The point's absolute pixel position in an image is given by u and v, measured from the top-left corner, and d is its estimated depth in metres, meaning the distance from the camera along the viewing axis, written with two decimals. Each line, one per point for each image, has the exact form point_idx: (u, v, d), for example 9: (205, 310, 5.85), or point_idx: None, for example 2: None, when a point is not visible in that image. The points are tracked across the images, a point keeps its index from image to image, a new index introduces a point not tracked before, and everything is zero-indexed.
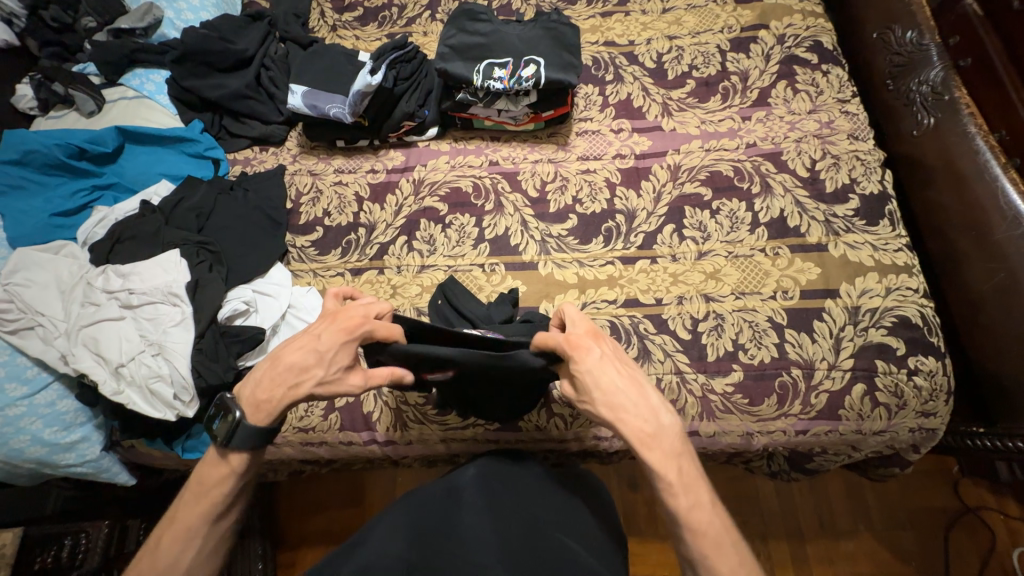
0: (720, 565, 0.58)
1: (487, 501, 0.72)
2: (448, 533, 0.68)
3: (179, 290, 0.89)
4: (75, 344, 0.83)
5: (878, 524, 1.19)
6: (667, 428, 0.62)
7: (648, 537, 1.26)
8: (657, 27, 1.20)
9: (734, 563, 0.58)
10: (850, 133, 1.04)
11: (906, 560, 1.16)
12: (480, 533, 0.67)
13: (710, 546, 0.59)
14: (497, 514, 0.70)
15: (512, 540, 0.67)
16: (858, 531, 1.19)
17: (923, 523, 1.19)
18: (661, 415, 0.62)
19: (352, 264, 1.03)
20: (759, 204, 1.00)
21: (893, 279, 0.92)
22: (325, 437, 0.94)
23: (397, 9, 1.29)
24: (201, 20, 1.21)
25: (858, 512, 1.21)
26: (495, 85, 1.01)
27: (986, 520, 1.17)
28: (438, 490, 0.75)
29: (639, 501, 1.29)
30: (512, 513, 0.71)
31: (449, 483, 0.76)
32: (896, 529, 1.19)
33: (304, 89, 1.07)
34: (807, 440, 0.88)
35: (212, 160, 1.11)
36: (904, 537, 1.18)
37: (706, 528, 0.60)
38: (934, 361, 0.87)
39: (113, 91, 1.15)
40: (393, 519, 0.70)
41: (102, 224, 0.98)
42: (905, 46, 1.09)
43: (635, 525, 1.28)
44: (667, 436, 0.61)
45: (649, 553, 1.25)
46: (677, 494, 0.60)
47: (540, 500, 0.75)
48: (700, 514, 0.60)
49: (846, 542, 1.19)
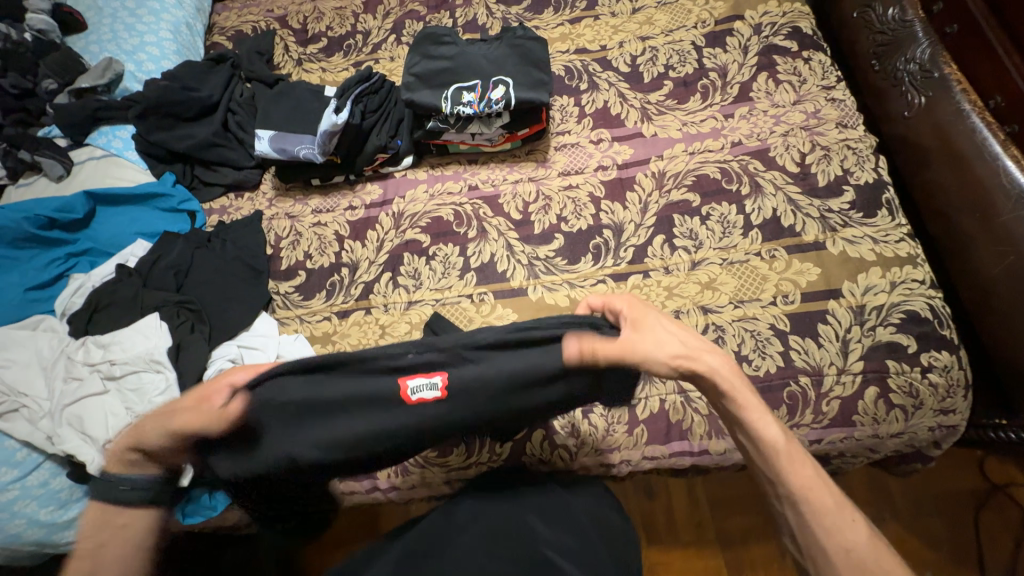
0: (849, 533, 0.57)
1: (480, 522, 0.76)
2: (439, 550, 0.73)
3: (161, 357, 0.86)
4: (60, 425, 0.81)
5: (904, 513, 1.19)
6: (733, 373, 0.66)
7: (671, 546, 1.23)
8: (628, 29, 1.16)
9: (854, 529, 0.57)
10: (839, 121, 1.00)
11: (936, 546, 1.16)
12: (473, 551, 0.72)
13: (832, 522, 0.58)
14: (487, 534, 0.75)
15: (501, 551, 0.72)
16: (885, 520, 1.19)
17: (949, 502, 1.19)
18: (703, 356, 0.66)
19: (338, 306, 1.00)
20: (750, 205, 0.96)
21: (897, 272, 0.88)
22: (326, 489, 0.91)
23: (362, 36, 1.27)
24: (162, 70, 1.19)
25: (883, 502, 1.20)
26: (465, 110, 0.97)
27: (1015, 497, 1.17)
28: (439, 517, 0.78)
29: (659, 509, 1.27)
30: (501, 530, 0.75)
31: (450, 509, 0.79)
32: (925, 516, 1.18)
33: (270, 133, 1.04)
34: (822, 449, 0.85)
35: (187, 213, 1.09)
36: (925, 519, 1.18)
37: (801, 472, 0.60)
38: (949, 356, 0.83)
39: (80, 152, 1.12)
40: (397, 548, 0.75)
41: (79, 293, 0.95)
42: (887, 24, 1.04)
43: (655, 533, 1.25)
44: (733, 378, 0.65)
45: (673, 560, 1.22)
46: (787, 462, 0.61)
47: (537, 509, 0.78)
48: (813, 486, 0.60)
49: None
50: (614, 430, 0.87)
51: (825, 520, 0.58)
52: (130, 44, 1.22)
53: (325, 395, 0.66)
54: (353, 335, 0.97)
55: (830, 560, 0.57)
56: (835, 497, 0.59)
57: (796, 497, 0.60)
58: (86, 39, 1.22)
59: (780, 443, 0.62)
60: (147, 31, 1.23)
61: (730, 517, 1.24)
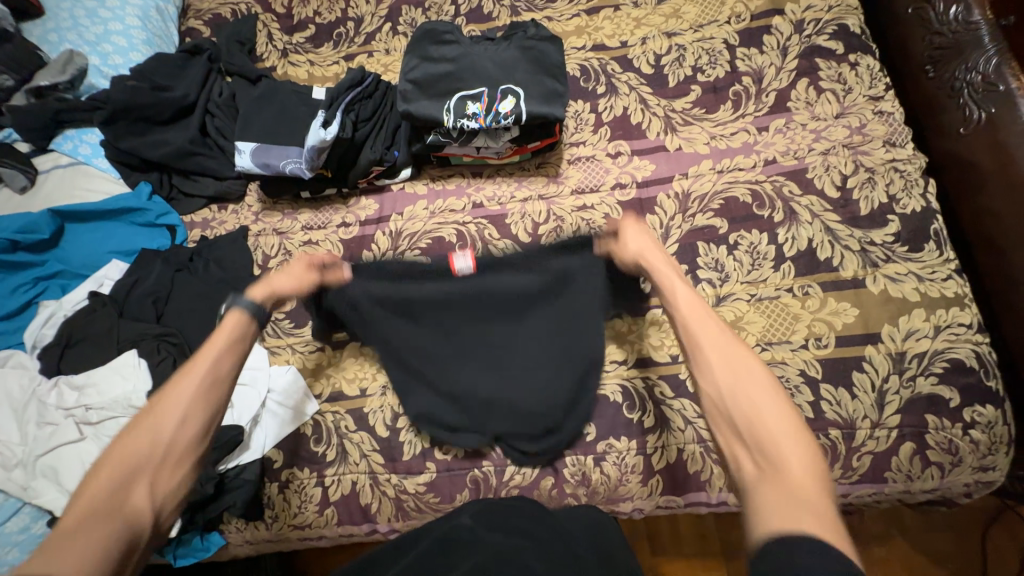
0: (707, 329, 0.58)
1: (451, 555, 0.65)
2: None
3: (140, 402, 0.80)
4: (35, 476, 0.77)
5: (913, 529, 1.11)
6: (652, 248, 0.75)
7: (673, 557, 1.21)
8: (653, 23, 1.03)
9: (722, 334, 0.57)
10: (886, 139, 0.90)
11: (942, 562, 1.08)
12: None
13: (706, 327, 0.58)
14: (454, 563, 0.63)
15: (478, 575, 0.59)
16: (892, 537, 1.12)
17: (959, 519, 1.11)
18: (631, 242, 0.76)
19: (330, 335, 0.92)
20: (784, 234, 0.87)
21: (942, 315, 0.80)
22: (324, 532, 0.87)
23: (354, 24, 1.13)
24: (131, 64, 1.07)
25: (890, 517, 1.13)
26: (470, 124, 0.87)
27: None
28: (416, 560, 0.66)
29: (662, 519, 1.24)
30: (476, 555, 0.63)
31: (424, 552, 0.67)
32: (933, 531, 1.11)
33: (252, 146, 0.93)
34: (848, 502, 0.80)
35: (167, 227, 1.00)
36: (944, 541, 1.10)
37: (683, 295, 0.63)
38: (993, 411, 0.76)
39: (45, 159, 1.02)
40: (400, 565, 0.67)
41: (50, 324, 0.88)
42: (948, 23, 0.92)
43: (657, 544, 1.22)
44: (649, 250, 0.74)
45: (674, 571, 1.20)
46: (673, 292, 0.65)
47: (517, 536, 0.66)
48: (696, 307, 0.61)
49: (879, 548, 1.11)
50: (627, 479, 0.82)
51: (701, 330, 0.58)
52: (93, 33, 1.10)
53: (411, 275, 0.87)
54: (349, 369, 0.90)
55: (701, 353, 0.56)
56: (714, 316, 0.60)
57: (684, 323, 0.60)
58: (43, 28, 1.10)
59: (681, 291, 0.64)
60: (111, 17, 1.11)
61: (735, 530, 1.21)
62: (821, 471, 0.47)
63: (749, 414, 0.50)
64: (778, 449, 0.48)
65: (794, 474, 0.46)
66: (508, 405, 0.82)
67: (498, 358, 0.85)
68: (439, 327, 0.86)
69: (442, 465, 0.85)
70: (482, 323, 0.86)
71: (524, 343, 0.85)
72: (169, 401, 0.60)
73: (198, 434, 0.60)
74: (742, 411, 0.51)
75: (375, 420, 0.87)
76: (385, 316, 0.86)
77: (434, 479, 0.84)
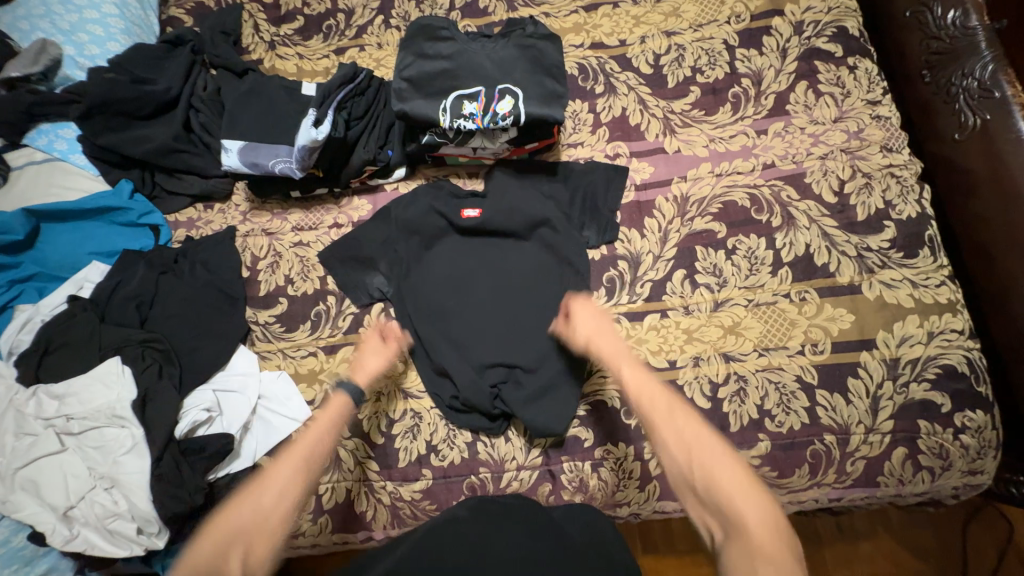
0: (658, 411, 0.61)
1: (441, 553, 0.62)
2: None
3: (124, 412, 0.77)
4: (13, 490, 0.74)
5: (896, 525, 1.14)
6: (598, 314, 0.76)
7: (663, 554, 1.22)
8: (652, 21, 1.01)
9: (671, 410, 0.60)
10: (882, 144, 0.90)
11: (923, 557, 1.11)
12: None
13: (655, 408, 0.61)
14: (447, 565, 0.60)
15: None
16: (877, 532, 1.14)
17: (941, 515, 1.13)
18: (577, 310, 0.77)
19: (323, 339, 0.90)
20: (781, 239, 0.87)
21: (936, 321, 0.81)
22: (316, 541, 0.84)
23: (344, 16, 1.09)
24: (109, 55, 1.02)
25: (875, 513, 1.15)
26: (466, 124, 0.84)
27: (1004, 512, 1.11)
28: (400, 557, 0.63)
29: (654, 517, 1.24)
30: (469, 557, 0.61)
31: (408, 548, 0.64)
32: (916, 527, 1.13)
33: (239, 144, 0.90)
34: (840, 505, 0.82)
35: (150, 228, 0.96)
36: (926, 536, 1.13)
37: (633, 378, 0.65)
38: (983, 416, 0.77)
39: (18, 155, 0.98)
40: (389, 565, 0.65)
41: (26, 329, 0.85)
42: (946, 28, 0.92)
43: (648, 541, 1.23)
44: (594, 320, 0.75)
45: (665, 567, 1.21)
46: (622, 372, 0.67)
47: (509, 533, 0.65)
48: (644, 388, 0.63)
49: (865, 544, 1.13)
50: (624, 485, 0.81)
51: (654, 416, 0.60)
52: (67, 21, 1.04)
53: (425, 220, 0.92)
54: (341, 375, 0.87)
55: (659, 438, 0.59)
56: (662, 395, 0.62)
57: (639, 410, 0.62)
58: (13, 15, 1.04)
59: (628, 371, 0.66)
60: (86, 4, 1.05)
61: None
62: (777, 520, 0.51)
63: (712, 487, 0.54)
64: (738, 513, 0.51)
65: (756, 530, 0.50)
66: (512, 344, 0.85)
67: (502, 300, 0.87)
68: (453, 287, 0.89)
69: (438, 472, 0.83)
70: (488, 269, 0.89)
71: (528, 284, 0.88)
72: (270, 474, 0.62)
73: (291, 506, 0.60)
74: (704, 484, 0.54)
75: (370, 426, 0.86)
76: (400, 260, 0.90)
77: (430, 486, 0.83)
